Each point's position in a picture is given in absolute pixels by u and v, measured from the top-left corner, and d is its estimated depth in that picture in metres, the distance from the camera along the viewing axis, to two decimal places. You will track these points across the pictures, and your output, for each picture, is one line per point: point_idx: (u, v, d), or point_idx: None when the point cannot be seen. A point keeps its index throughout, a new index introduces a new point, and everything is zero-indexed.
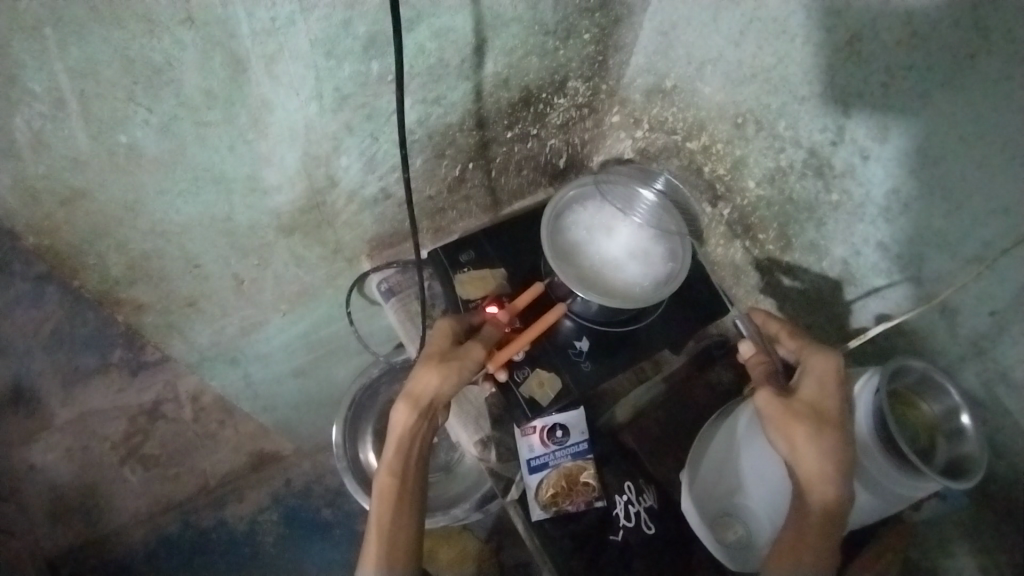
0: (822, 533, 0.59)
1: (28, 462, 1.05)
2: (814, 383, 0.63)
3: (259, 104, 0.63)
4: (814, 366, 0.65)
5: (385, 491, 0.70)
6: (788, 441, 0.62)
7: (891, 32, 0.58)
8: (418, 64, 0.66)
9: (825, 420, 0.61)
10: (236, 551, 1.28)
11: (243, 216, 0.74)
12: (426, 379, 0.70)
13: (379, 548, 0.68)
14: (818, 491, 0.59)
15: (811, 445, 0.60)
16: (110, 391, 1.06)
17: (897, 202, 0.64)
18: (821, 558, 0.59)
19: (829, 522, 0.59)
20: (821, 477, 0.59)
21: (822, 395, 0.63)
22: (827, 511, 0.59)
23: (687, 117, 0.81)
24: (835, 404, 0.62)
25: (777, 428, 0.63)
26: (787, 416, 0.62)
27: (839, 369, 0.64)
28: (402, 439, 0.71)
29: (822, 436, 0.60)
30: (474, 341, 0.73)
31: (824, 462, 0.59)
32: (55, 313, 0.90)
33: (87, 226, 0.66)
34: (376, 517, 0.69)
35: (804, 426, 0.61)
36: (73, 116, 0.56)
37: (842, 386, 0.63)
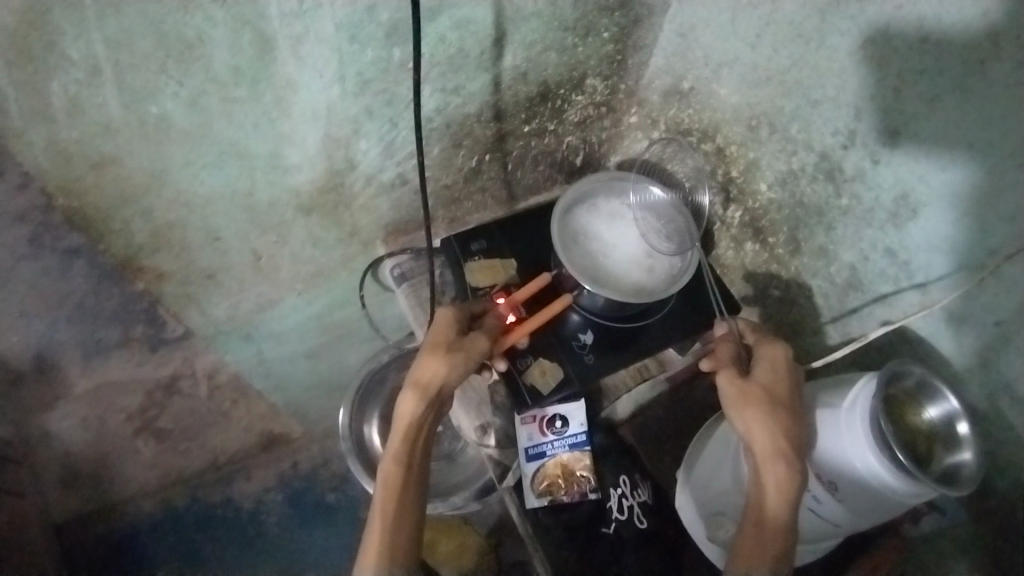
0: (779, 512, 0.59)
1: (42, 428, 1.07)
2: (767, 368, 0.67)
3: (285, 83, 0.65)
4: (766, 355, 0.68)
5: (390, 481, 0.69)
6: (743, 421, 0.64)
7: (903, 37, 0.59)
8: (438, 53, 0.69)
9: (776, 400, 0.64)
10: (239, 531, 1.31)
11: (263, 192, 0.76)
12: (434, 366, 0.70)
13: (382, 537, 0.67)
14: (772, 468, 0.60)
15: (765, 423, 0.62)
16: (130, 364, 1.06)
17: (905, 207, 0.64)
18: (782, 536, 0.59)
19: (785, 500, 0.59)
20: (774, 453, 0.61)
21: (774, 378, 0.66)
22: (784, 489, 0.60)
23: (703, 119, 0.82)
24: (785, 387, 0.65)
25: (735, 408, 0.65)
26: (743, 395, 0.65)
27: (789, 357, 0.68)
28: (409, 429, 0.70)
29: (774, 414, 0.63)
30: (479, 332, 0.74)
31: (775, 438, 0.62)
32: (73, 286, 0.78)
33: (114, 192, 0.69)
34: (378, 508, 0.68)
35: (758, 405, 0.64)
36: (108, 84, 0.59)
37: (792, 373, 0.67)
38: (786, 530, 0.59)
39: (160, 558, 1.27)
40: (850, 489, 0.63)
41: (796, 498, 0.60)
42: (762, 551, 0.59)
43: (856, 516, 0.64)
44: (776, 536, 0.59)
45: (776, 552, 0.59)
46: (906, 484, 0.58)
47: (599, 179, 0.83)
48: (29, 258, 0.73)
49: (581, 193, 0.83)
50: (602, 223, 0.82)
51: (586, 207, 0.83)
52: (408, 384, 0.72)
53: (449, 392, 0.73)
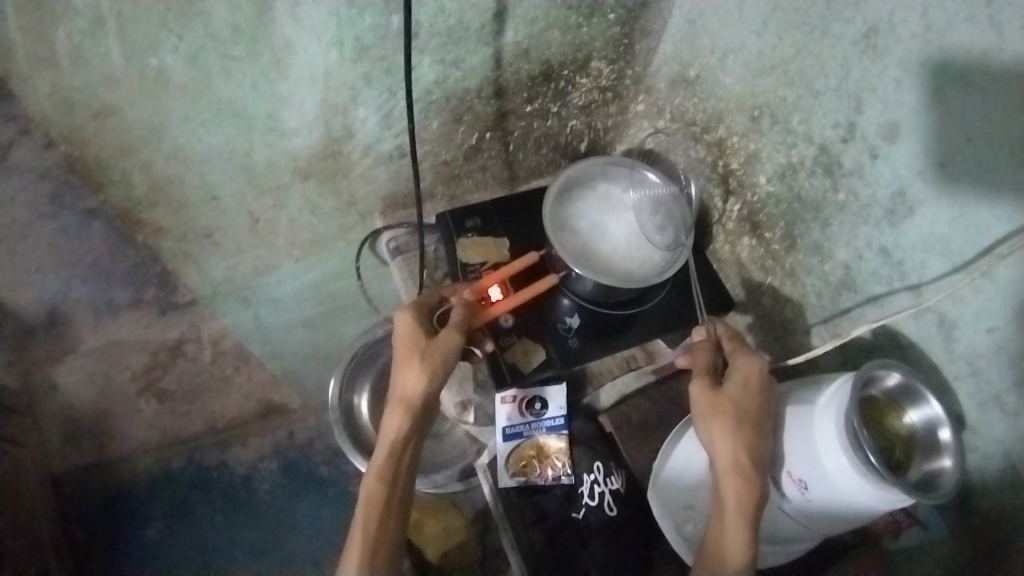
0: (739, 532, 0.60)
1: (45, 383, 1.25)
2: (739, 381, 0.65)
3: (283, 45, 0.66)
4: (739, 366, 0.67)
5: (372, 497, 0.67)
6: (709, 435, 0.64)
7: (907, 27, 0.57)
8: (437, 23, 0.69)
9: (744, 415, 0.63)
10: (231, 495, 1.31)
11: (261, 154, 0.77)
12: (412, 378, 0.69)
13: (364, 550, 0.65)
14: (732, 485, 0.61)
15: (728, 439, 0.62)
16: (140, 325, 1.22)
17: (902, 204, 0.62)
18: (743, 555, 0.59)
19: (744, 519, 0.60)
20: (735, 470, 0.61)
21: (744, 392, 0.64)
22: (744, 510, 0.60)
23: (707, 109, 0.80)
24: (755, 401, 0.64)
25: (701, 421, 0.65)
26: (711, 407, 0.65)
27: (763, 369, 0.66)
28: (392, 444, 0.69)
29: (740, 431, 0.62)
30: (449, 329, 0.71)
31: (738, 454, 0.62)
32: (99, 246, 1.02)
33: (114, 142, 0.71)
34: (361, 526, 0.67)
35: (724, 420, 0.63)
36: (110, 34, 0.60)
37: (765, 387, 0.65)
38: (747, 550, 0.59)
39: (152, 515, 1.28)
40: (823, 490, 0.61)
41: (755, 516, 0.60)
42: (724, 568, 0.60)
43: (827, 519, 0.62)
44: (736, 554, 0.59)
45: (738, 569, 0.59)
46: (881, 488, 0.56)
47: (609, 160, 0.82)
48: (50, 215, 0.97)
49: (568, 181, 0.81)
50: (594, 210, 0.81)
51: (577, 195, 0.82)
52: (390, 400, 0.71)
53: (433, 402, 0.72)
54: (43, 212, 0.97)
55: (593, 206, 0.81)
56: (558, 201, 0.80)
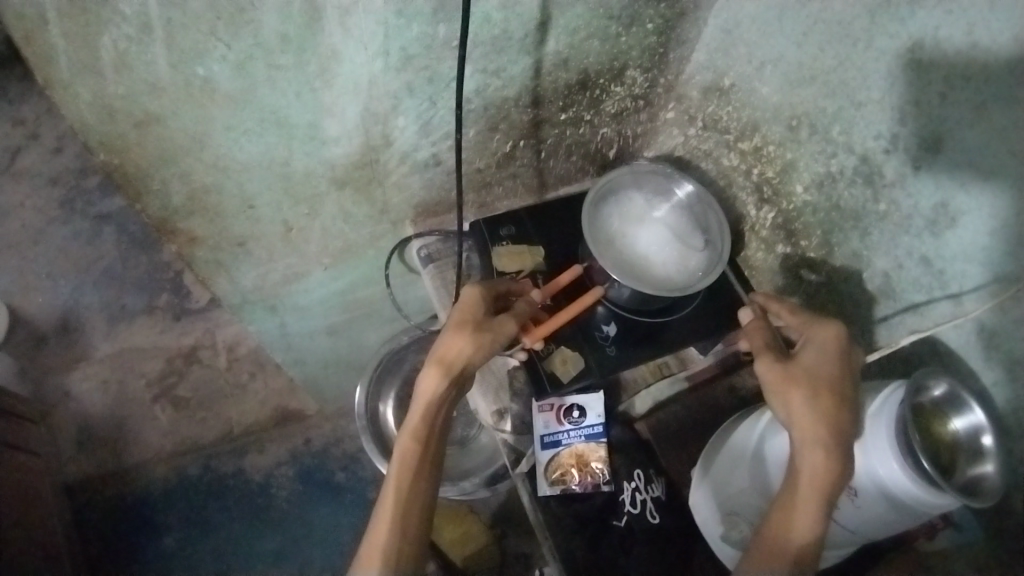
0: (809, 500, 0.61)
1: (65, 390, 1.33)
2: (814, 351, 0.66)
3: (330, 54, 0.66)
4: (815, 338, 0.67)
5: (406, 457, 0.69)
6: (785, 405, 0.65)
7: (954, 42, 0.58)
8: (482, 33, 0.70)
9: (821, 387, 0.64)
10: (250, 502, 1.30)
11: (300, 163, 0.77)
12: (458, 346, 0.69)
13: (395, 501, 0.67)
14: (809, 454, 0.62)
15: (805, 409, 0.63)
16: (154, 331, 1.39)
17: (945, 215, 0.63)
18: (812, 523, 0.60)
19: (819, 489, 0.60)
20: (810, 438, 0.62)
21: (821, 363, 0.65)
22: (817, 476, 0.61)
23: (742, 117, 0.81)
24: (833, 372, 0.65)
25: (774, 394, 0.66)
26: (785, 378, 0.66)
27: (842, 338, 0.66)
28: (430, 405, 0.70)
29: (817, 399, 0.63)
30: (506, 315, 0.73)
31: (816, 424, 0.63)
32: (107, 252, 1.45)
33: (154, 150, 0.69)
34: (394, 482, 0.68)
35: (799, 389, 0.64)
36: (157, 41, 0.59)
37: (846, 358, 0.65)
38: (818, 519, 0.60)
39: (168, 524, 1.27)
40: (873, 496, 0.62)
41: (831, 489, 0.61)
42: (789, 537, 0.61)
43: (877, 525, 0.63)
44: (805, 522, 0.61)
45: (803, 539, 0.60)
46: (930, 494, 0.57)
47: (636, 172, 0.84)
48: (62, 222, 1.47)
49: (596, 206, 0.81)
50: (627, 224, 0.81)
51: (608, 216, 0.82)
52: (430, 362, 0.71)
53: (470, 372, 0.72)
54: (56, 221, 1.47)
55: (624, 221, 0.82)
56: (594, 225, 0.80)
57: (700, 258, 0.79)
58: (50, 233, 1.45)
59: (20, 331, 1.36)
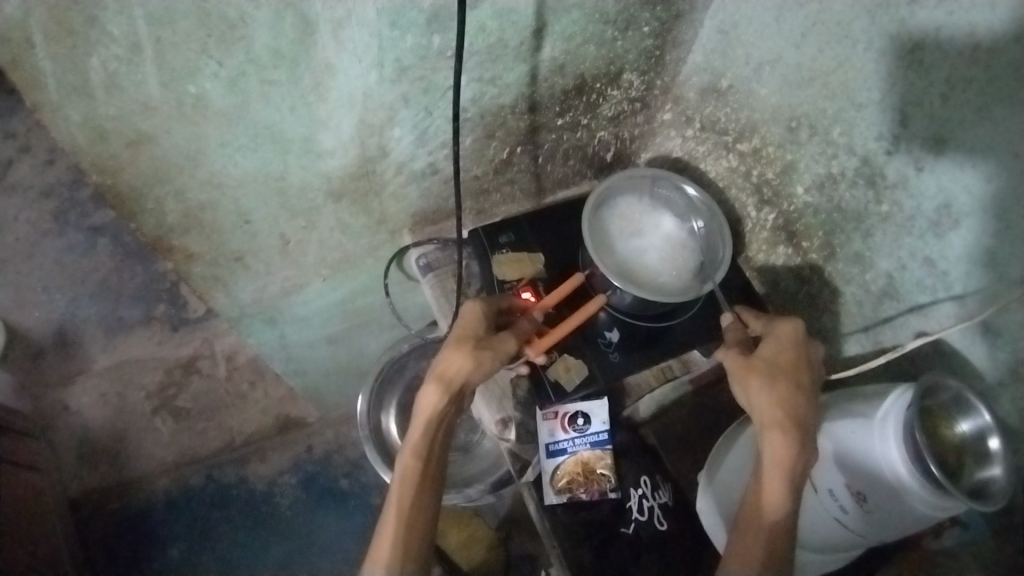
0: (777, 480, 0.62)
1: (63, 404, 1.32)
2: (771, 343, 0.69)
3: (323, 67, 0.65)
4: (776, 332, 0.69)
5: (408, 472, 0.69)
6: (746, 395, 0.67)
7: (955, 43, 0.57)
8: (477, 42, 0.69)
9: (779, 374, 0.66)
10: (253, 511, 1.30)
11: (295, 176, 0.76)
12: (456, 361, 0.70)
13: (398, 516, 0.67)
14: (770, 436, 0.64)
15: (763, 395, 0.65)
16: (152, 342, 1.38)
17: (947, 216, 0.63)
18: (780, 502, 0.61)
19: (783, 468, 0.62)
20: (770, 424, 0.64)
21: (779, 353, 0.68)
22: (778, 459, 0.63)
23: (740, 119, 0.80)
24: (790, 360, 0.67)
25: (738, 385, 0.68)
26: (745, 369, 0.68)
27: (800, 332, 0.68)
28: (431, 420, 0.71)
29: (773, 386, 0.65)
30: (506, 334, 0.74)
31: (773, 408, 0.65)
32: (101, 264, 1.43)
33: (148, 169, 0.69)
34: (396, 496, 0.68)
35: (758, 378, 0.66)
36: (148, 61, 0.58)
37: (802, 348, 0.68)
38: (786, 497, 0.62)
39: (173, 537, 1.26)
40: (882, 501, 0.62)
41: (794, 467, 0.62)
42: (760, 518, 0.62)
43: (883, 528, 0.63)
44: (774, 501, 0.62)
45: (773, 519, 0.61)
46: (939, 497, 0.57)
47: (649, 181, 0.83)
48: (55, 233, 1.43)
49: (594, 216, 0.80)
50: (625, 234, 0.81)
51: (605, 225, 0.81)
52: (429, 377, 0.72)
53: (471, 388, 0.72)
54: (49, 232, 1.43)
55: (622, 230, 0.81)
56: (594, 235, 0.79)
57: (694, 268, 0.79)
58: (43, 245, 1.42)
59: (16, 346, 1.35)
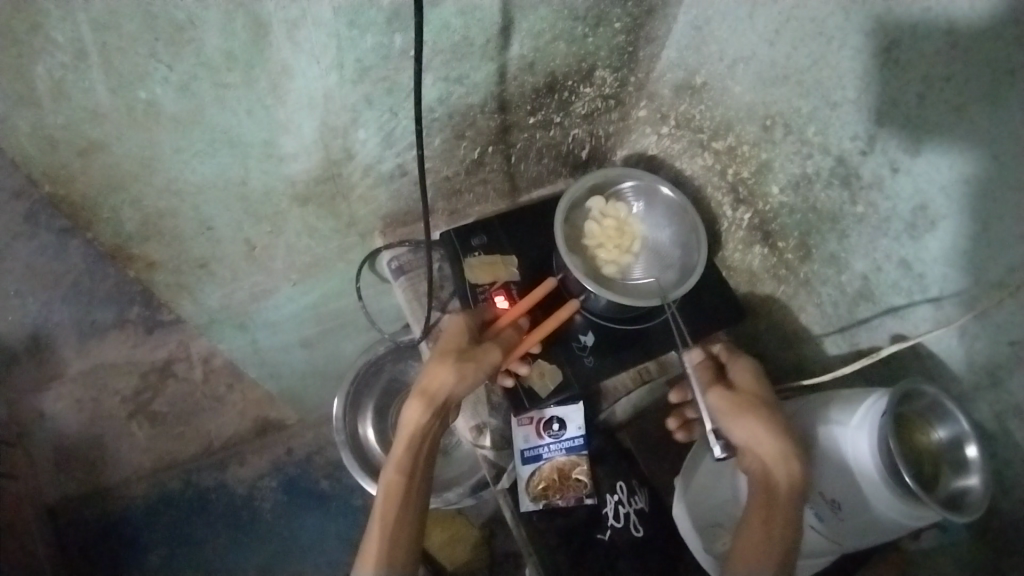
0: (790, 510, 0.59)
1: (37, 411, 1.20)
2: (750, 379, 0.70)
3: (280, 69, 0.62)
4: (743, 368, 0.72)
5: (391, 488, 0.68)
6: (743, 428, 0.65)
7: (931, 40, 0.55)
8: (441, 40, 0.66)
9: (769, 406, 0.66)
10: (234, 515, 1.33)
11: (257, 181, 0.74)
12: (443, 376, 0.70)
13: (381, 543, 0.65)
14: (783, 466, 0.61)
15: (767, 427, 0.63)
16: (125, 347, 1.19)
17: (923, 218, 0.61)
18: (790, 534, 0.59)
19: (796, 499, 0.60)
20: (782, 453, 0.62)
21: (758, 388, 0.69)
22: (794, 488, 0.60)
23: (715, 117, 0.79)
24: (769, 396, 0.68)
25: (730, 416, 0.66)
26: (734, 403, 0.67)
27: (761, 372, 0.71)
28: (414, 437, 0.70)
29: (771, 417, 0.64)
30: (491, 343, 0.73)
31: (779, 438, 0.63)
32: (78, 266, 1.07)
33: (103, 178, 0.66)
34: (381, 512, 0.67)
35: (754, 410, 0.65)
36: (94, 67, 0.56)
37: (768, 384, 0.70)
38: (795, 528, 0.59)
39: (154, 543, 1.29)
40: (857, 509, 0.61)
41: (801, 497, 0.60)
42: (767, 551, 0.59)
43: (859, 535, 0.63)
44: (784, 533, 0.59)
45: (783, 550, 0.59)
46: (912, 506, 0.56)
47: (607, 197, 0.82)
48: (27, 236, 1.00)
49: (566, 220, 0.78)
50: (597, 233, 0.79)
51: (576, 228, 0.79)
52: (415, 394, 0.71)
53: (453, 404, 0.72)
54: (19, 235, 0.99)
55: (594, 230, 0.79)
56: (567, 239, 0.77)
57: (672, 276, 0.78)
58: (16, 248, 1.00)
59: None
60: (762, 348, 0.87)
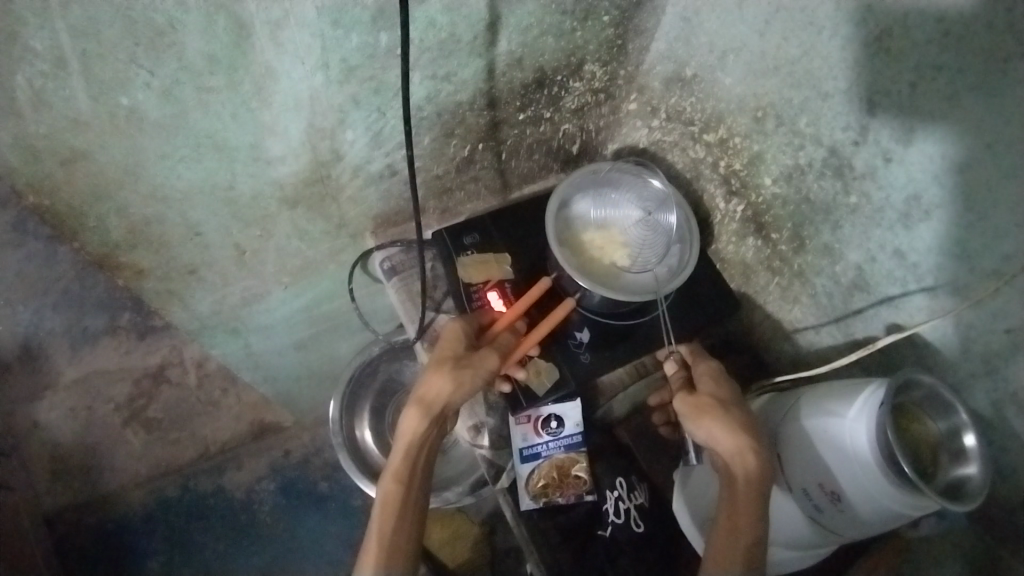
0: (752, 503, 0.60)
1: (31, 419, 1.16)
2: (708, 379, 0.71)
3: (264, 72, 0.61)
4: (704, 370, 0.72)
5: (389, 498, 0.67)
6: (703, 429, 0.66)
7: (923, 28, 0.55)
8: (428, 38, 0.65)
9: (727, 403, 0.67)
10: (234, 519, 1.33)
11: (244, 185, 0.73)
12: (439, 384, 0.70)
13: (380, 553, 0.65)
14: (741, 461, 0.61)
15: (723, 425, 0.64)
16: (118, 351, 1.15)
17: (918, 208, 0.61)
18: (754, 527, 0.59)
19: (756, 490, 0.60)
20: (736, 447, 0.62)
21: (719, 386, 0.69)
22: (752, 479, 0.60)
23: (706, 109, 0.78)
24: (729, 393, 0.69)
25: (692, 419, 0.67)
26: (694, 405, 0.68)
27: (721, 371, 0.72)
28: (410, 446, 0.69)
29: (727, 414, 0.65)
30: (488, 348, 0.73)
31: (734, 433, 0.63)
32: (68, 273, 1.02)
33: (87, 188, 0.65)
34: (378, 523, 0.67)
35: (711, 409, 0.66)
36: (74, 76, 0.55)
37: (730, 381, 0.71)
38: (759, 521, 0.60)
39: (154, 548, 1.29)
40: (855, 500, 0.61)
41: (765, 489, 0.60)
42: (734, 546, 0.60)
43: (856, 527, 0.63)
44: (749, 526, 0.60)
45: (748, 543, 0.59)
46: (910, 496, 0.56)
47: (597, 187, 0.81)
48: (18, 245, 0.94)
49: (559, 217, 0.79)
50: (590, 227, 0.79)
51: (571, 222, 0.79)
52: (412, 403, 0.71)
53: (449, 413, 0.72)
54: (11, 243, 0.94)
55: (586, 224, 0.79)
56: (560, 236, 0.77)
57: (676, 255, 0.78)
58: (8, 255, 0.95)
59: None
60: (758, 340, 0.87)
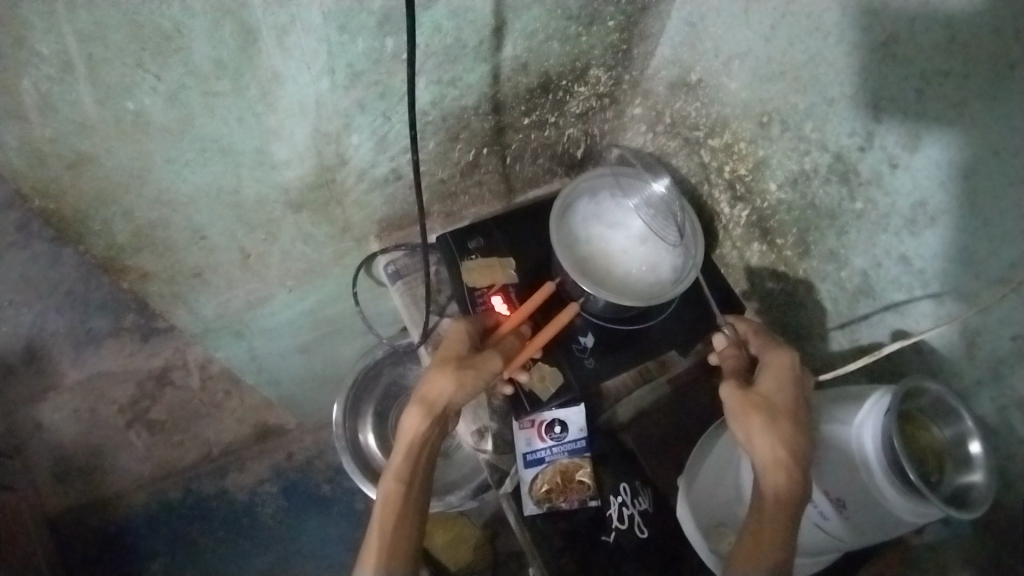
0: (776, 523, 0.59)
1: (35, 420, 1.15)
2: (771, 377, 0.66)
3: (270, 77, 0.61)
4: (771, 362, 0.68)
5: (391, 497, 0.68)
6: (746, 433, 0.64)
7: (929, 34, 0.55)
8: (434, 43, 0.65)
9: (778, 410, 0.64)
10: (235, 520, 1.34)
11: (250, 190, 0.73)
12: (441, 384, 0.69)
13: (380, 551, 0.66)
14: (771, 474, 0.60)
15: (765, 433, 0.62)
16: (121, 353, 1.14)
17: (924, 214, 0.60)
18: (778, 547, 0.59)
19: (784, 511, 0.59)
20: (774, 463, 0.61)
21: (780, 388, 0.65)
22: (780, 497, 0.60)
23: (711, 114, 0.78)
24: (789, 398, 0.65)
25: (737, 420, 0.65)
26: (742, 407, 0.65)
27: (796, 366, 0.67)
28: (412, 445, 0.70)
29: (779, 429, 0.62)
30: (491, 349, 0.72)
31: (779, 449, 0.61)
32: (72, 275, 0.99)
33: (92, 192, 0.66)
34: (378, 521, 0.67)
35: (757, 417, 0.63)
36: (81, 80, 0.55)
37: (798, 382, 0.66)
38: (783, 536, 0.59)
39: (156, 550, 1.30)
40: (861, 507, 0.61)
41: (794, 511, 0.60)
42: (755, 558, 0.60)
43: (863, 535, 0.63)
44: (773, 545, 0.59)
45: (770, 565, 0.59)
46: (918, 503, 0.56)
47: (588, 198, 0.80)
48: (20, 245, 0.90)
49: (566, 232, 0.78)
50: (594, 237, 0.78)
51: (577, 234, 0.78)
52: (414, 400, 0.71)
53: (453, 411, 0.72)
54: (14, 244, 0.90)
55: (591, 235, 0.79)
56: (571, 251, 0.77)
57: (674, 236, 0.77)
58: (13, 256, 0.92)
59: None
60: None
